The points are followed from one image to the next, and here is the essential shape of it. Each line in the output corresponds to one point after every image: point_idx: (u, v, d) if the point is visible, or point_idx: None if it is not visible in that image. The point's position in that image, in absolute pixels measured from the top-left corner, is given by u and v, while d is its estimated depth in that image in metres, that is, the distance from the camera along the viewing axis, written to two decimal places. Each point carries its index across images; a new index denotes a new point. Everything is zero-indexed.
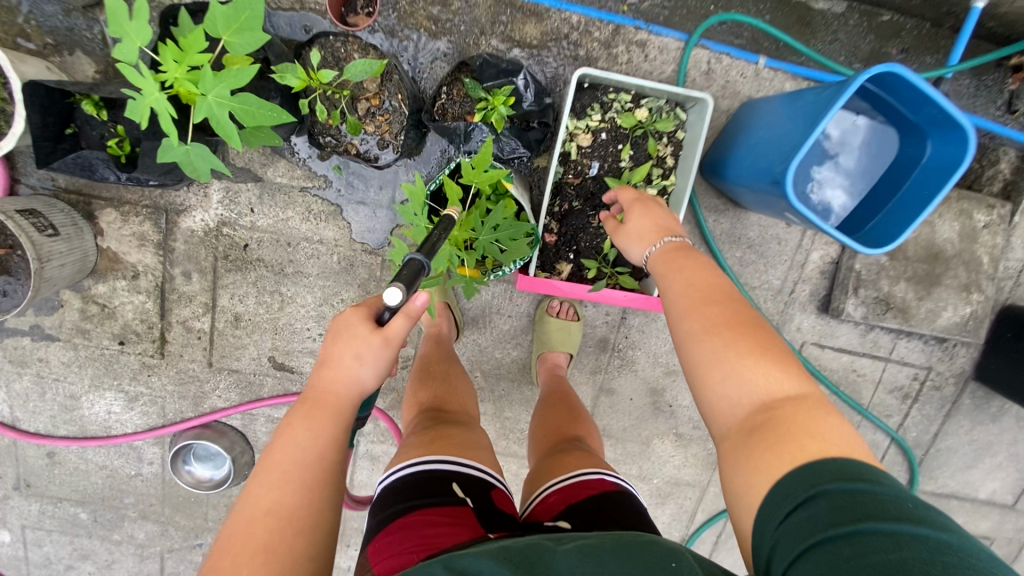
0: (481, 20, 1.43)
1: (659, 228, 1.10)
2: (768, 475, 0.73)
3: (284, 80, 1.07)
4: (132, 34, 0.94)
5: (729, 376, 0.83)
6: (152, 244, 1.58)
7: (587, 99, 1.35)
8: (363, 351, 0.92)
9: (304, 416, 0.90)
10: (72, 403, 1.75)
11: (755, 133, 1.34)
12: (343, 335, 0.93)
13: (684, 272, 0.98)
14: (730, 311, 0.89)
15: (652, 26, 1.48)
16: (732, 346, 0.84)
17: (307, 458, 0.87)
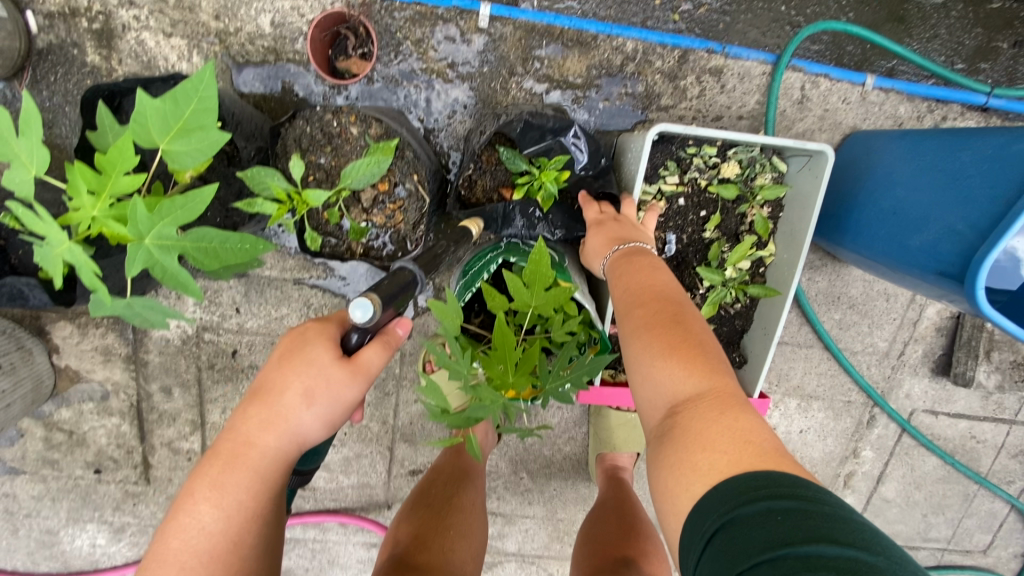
0: (510, 57, 1.13)
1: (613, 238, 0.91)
2: (687, 496, 0.63)
3: (261, 209, 0.83)
4: (25, 159, 0.63)
5: (650, 379, 0.72)
6: (120, 358, 1.29)
7: (660, 156, 1.05)
8: (317, 368, 0.72)
9: (210, 484, 0.70)
10: (49, 539, 1.47)
11: (886, 188, 1.01)
12: (291, 353, 0.74)
13: (627, 274, 0.83)
14: (657, 306, 0.76)
15: (728, 48, 1.15)
16: (652, 345, 0.73)
17: (216, 542, 0.68)
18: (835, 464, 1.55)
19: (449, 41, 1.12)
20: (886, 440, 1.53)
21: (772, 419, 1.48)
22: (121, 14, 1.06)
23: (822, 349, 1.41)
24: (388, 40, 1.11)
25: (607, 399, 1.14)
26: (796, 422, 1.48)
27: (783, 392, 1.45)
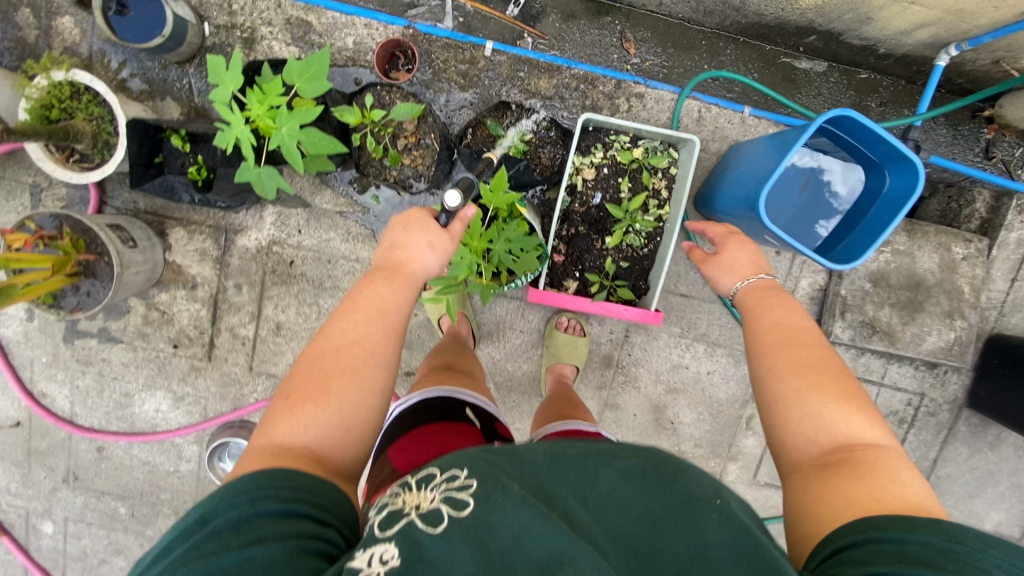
0: (502, 74, 1.71)
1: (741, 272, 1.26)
2: (830, 519, 0.84)
3: (342, 118, 1.29)
4: (228, 81, 1.20)
5: (810, 426, 0.95)
6: (211, 258, 1.82)
7: (592, 140, 1.57)
8: (437, 236, 1.24)
9: (388, 281, 1.17)
10: (125, 400, 1.94)
11: (736, 165, 1.55)
12: (418, 223, 1.25)
13: (776, 317, 1.11)
14: (811, 368, 1.01)
15: (650, 81, 1.73)
16: (823, 394, 0.97)
17: (387, 308, 1.14)
18: (737, 406, 1.94)
19: (464, 63, 1.71)
20: None
21: (684, 360, 1.91)
22: (261, 30, 1.68)
23: (721, 304, 1.87)
24: (425, 58, 1.71)
25: (549, 301, 1.59)
26: (704, 364, 1.91)
27: (693, 337, 1.90)
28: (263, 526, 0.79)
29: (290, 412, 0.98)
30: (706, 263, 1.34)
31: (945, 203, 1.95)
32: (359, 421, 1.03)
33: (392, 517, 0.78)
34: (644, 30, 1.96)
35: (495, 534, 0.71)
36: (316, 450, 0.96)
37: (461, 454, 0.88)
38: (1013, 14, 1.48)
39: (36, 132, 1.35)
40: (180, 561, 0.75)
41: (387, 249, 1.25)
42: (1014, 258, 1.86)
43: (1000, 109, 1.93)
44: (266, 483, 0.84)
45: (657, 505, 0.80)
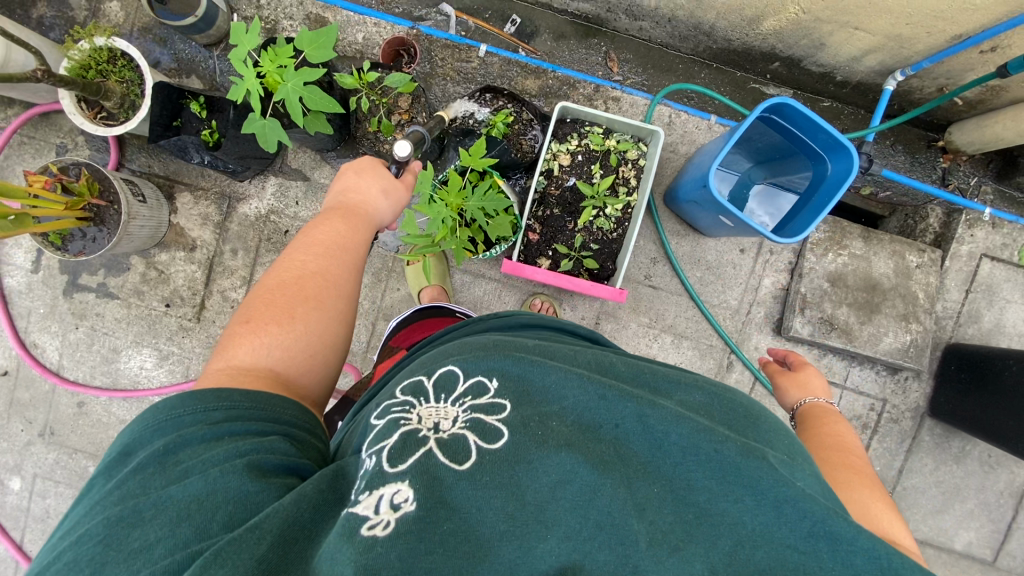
0: (494, 74, 1.93)
1: (808, 389, 1.19)
2: None
3: (341, 80, 1.47)
4: (246, 43, 1.35)
5: (850, 505, 0.87)
6: (213, 223, 1.96)
7: (567, 130, 1.72)
8: (388, 185, 1.24)
9: (342, 217, 1.14)
10: (112, 356, 2.01)
11: (695, 160, 1.71)
12: (370, 171, 1.24)
13: (832, 428, 1.05)
14: (857, 464, 0.95)
15: (625, 88, 1.94)
16: (852, 483, 0.90)
17: (345, 242, 1.11)
18: None
19: (460, 62, 1.92)
20: (743, 384, 1.98)
21: (652, 349, 1.98)
22: (284, 23, 1.93)
23: (688, 297, 1.97)
24: (427, 55, 1.92)
25: (522, 273, 1.63)
26: (671, 355, 1.98)
27: (660, 328, 1.97)
28: (190, 457, 0.71)
29: (249, 337, 0.94)
30: (778, 374, 1.27)
31: (902, 220, 2.12)
32: (318, 346, 1.00)
33: (404, 438, 0.75)
34: (628, 52, 2.09)
35: (519, 465, 0.70)
36: (273, 372, 0.93)
37: (494, 367, 0.82)
38: (947, 39, 1.64)
39: (77, 82, 1.55)
40: (107, 501, 0.68)
41: (336, 194, 1.22)
42: (966, 270, 1.97)
43: (948, 137, 2.07)
44: (193, 406, 0.77)
45: (724, 445, 0.71)
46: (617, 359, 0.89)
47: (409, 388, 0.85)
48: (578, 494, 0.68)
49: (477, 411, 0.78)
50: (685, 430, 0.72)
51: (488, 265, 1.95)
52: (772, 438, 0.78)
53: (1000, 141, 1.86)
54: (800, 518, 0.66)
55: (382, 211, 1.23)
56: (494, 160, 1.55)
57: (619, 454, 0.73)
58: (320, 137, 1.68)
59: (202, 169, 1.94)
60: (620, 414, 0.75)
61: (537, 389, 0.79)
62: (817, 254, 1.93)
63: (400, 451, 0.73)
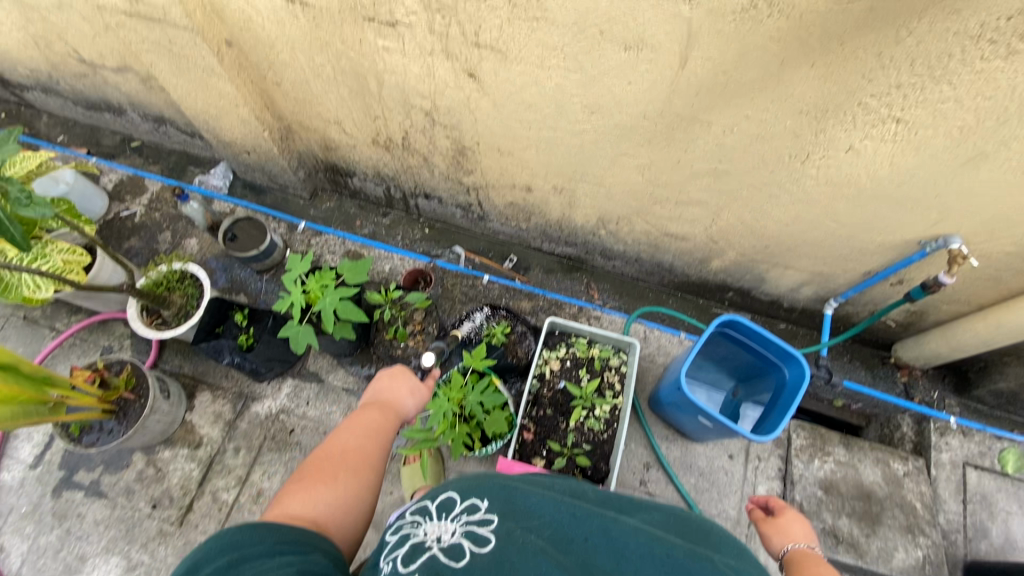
0: (494, 296, 2.30)
1: (789, 534, 1.25)
2: None
3: (369, 296, 1.80)
4: (299, 268, 1.70)
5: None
6: (223, 421, 2.07)
7: (556, 340, 1.99)
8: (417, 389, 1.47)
9: (381, 408, 1.35)
10: (75, 565, 1.87)
11: (670, 367, 1.92)
12: (401, 376, 1.47)
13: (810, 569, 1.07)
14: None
15: (605, 310, 2.29)
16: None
17: (383, 426, 1.30)
18: None
19: (467, 287, 2.32)
20: None
21: None
22: (327, 256, 2.42)
23: (685, 504, 1.94)
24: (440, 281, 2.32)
25: (517, 471, 1.67)
26: None
27: None
28: (251, 569, 0.76)
29: (305, 490, 1.07)
30: (762, 522, 1.33)
31: (880, 429, 2.26)
32: (355, 507, 1.09)
33: (413, 551, 0.78)
34: (605, 283, 2.52)
35: (502, 560, 0.72)
36: (318, 523, 1.01)
37: (484, 492, 0.90)
38: (860, 275, 2.03)
39: (150, 296, 1.89)
40: None
41: (371, 394, 1.43)
42: (954, 478, 1.99)
43: (897, 353, 2.33)
44: (252, 532, 0.83)
45: (675, 550, 0.76)
46: (589, 490, 0.98)
47: (416, 511, 0.92)
48: None
49: (470, 524, 0.82)
50: (642, 539, 0.78)
51: (483, 465, 1.98)
52: (722, 547, 0.82)
53: (939, 355, 2.13)
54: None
55: (406, 411, 1.42)
56: (492, 363, 1.78)
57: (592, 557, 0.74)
58: (342, 343, 1.94)
59: (227, 370, 2.14)
60: (591, 524, 0.81)
61: (519, 508, 0.85)
62: (803, 460, 2.00)
63: (411, 559, 0.76)
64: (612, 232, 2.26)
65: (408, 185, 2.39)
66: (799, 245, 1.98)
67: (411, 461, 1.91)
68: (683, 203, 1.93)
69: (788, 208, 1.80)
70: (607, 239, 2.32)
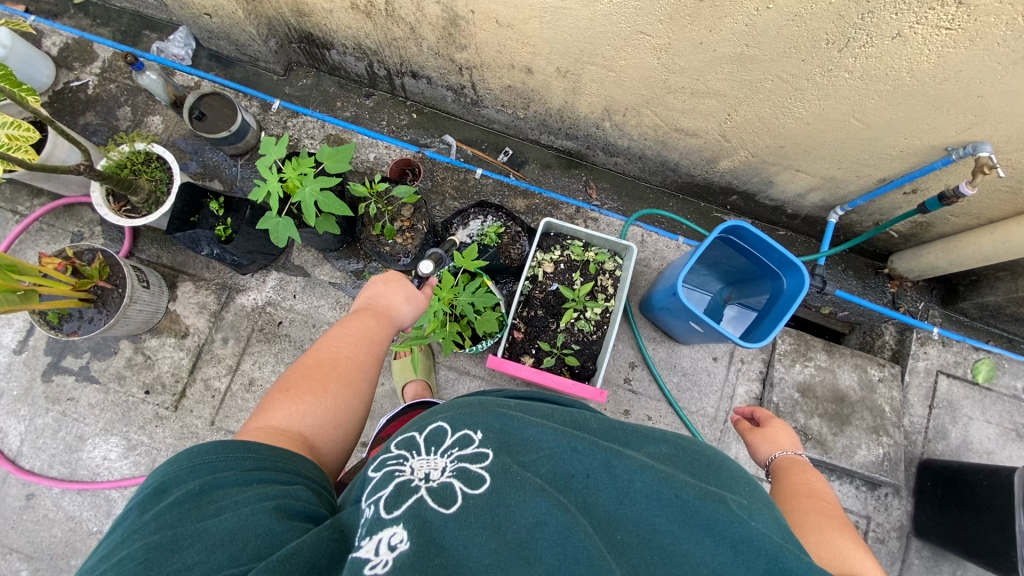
0: (487, 192, 2.17)
1: (777, 442, 1.31)
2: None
3: (353, 188, 1.67)
4: (273, 154, 1.54)
5: (825, 546, 0.95)
6: (209, 312, 2.03)
7: (551, 242, 1.91)
8: (412, 296, 1.39)
9: (373, 315, 1.29)
10: (76, 444, 1.93)
11: (665, 272, 1.87)
12: (396, 282, 1.37)
13: (800, 479, 1.17)
14: (825, 510, 1.05)
15: (603, 210, 2.19)
16: (822, 527, 0.99)
17: (374, 335, 1.25)
18: None
19: (458, 181, 2.18)
20: None
21: None
22: (305, 141, 2.22)
23: (666, 402, 2.01)
24: (429, 174, 2.18)
25: (506, 369, 1.69)
26: None
27: None
28: (224, 497, 0.74)
29: (289, 401, 1.04)
30: (749, 432, 1.38)
31: (861, 336, 2.28)
32: (342, 420, 1.09)
33: (399, 488, 0.77)
34: (604, 182, 2.39)
35: (499, 505, 0.72)
36: (303, 436, 1.01)
37: (479, 422, 0.88)
38: (874, 182, 1.93)
39: (112, 178, 1.73)
40: (142, 529, 0.69)
41: (363, 299, 1.36)
42: (926, 386, 2.08)
43: (892, 265, 2.31)
44: (228, 454, 0.81)
45: (684, 490, 0.75)
46: (592, 418, 0.95)
47: (403, 443, 0.90)
48: (548, 529, 0.68)
49: (463, 460, 0.81)
50: (649, 476, 0.76)
51: (472, 362, 2.01)
52: (731, 485, 0.83)
53: (936, 268, 2.10)
54: (755, 556, 0.68)
55: (398, 322, 1.36)
56: (484, 263, 1.71)
57: (594, 501, 0.75)
58: (326, 237, 1.84)
59: (207, 262, 2.06)
60: (599, 459, 0.79)
61: (515, 441, 0.83)
62: (785, 365, 2.04)
63: (395, 499, 0.75)
64: (616, 125, 2.09)
65: (393, 62, 2.13)
66: (816, 148, 1.85)
67: (401, 356, 1.92)
68: (699, 93, 1.75)
69: (813, 105, 1.64)
70: (610, 133, 2.15)
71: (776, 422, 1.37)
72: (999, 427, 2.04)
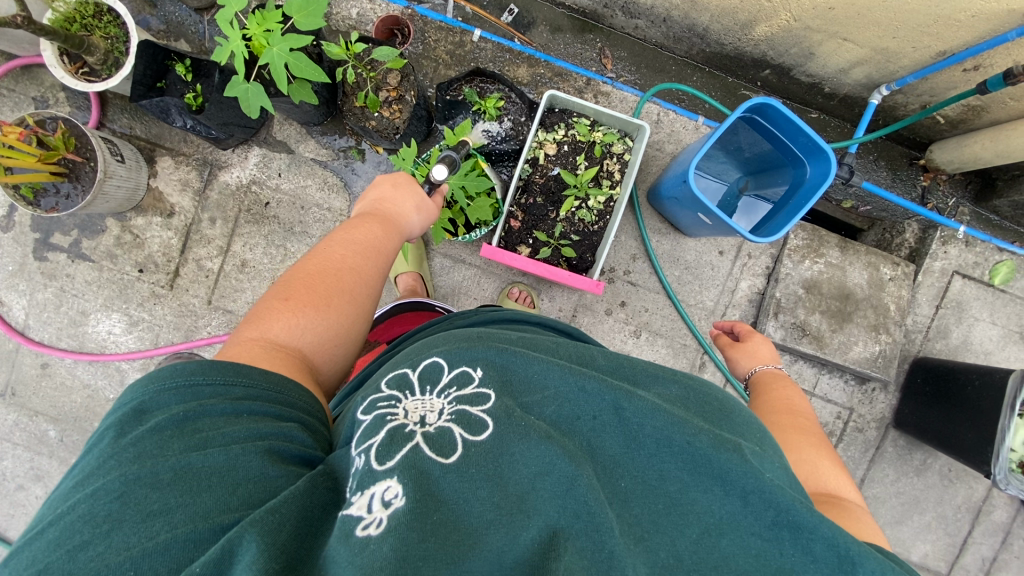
0: (486, 59, 1.93)
1: (758, 356, 1.29)
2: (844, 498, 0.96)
3: (328, 49, 1.46)
4: (233, 4, 1.32)
5: (804, 465, 0.96)
6: (192, 190, 1.94)
7: (555, 119, 1.73)
8: (422, 205, 1.31)
9: (382, 221, 1.22)
10: (80, 319, 1.97)
11: (678, 157, 1.71)
12: (406, 187, 1.31)
13: (781, 394, 1.15)
14: (805, 427, 1.04)
15: (616, 83, 1.95)
16: (801, 444, 0.99)
17: (381, 244, 1.18)
18: None
19: (453, 44, 1.93)
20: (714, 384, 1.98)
21: (627, 346, 1.97)
22: None
23: (666, 295, 1.97)
24: (420, 35, 1.91)
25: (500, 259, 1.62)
26: (645, 352, 1.97)
27: (637, 325, 1.97)
28: (209, 427, 0.74)
29: (289, 313, 0.99)
30: (728, 347, 1.36)
31: (880, 234, 2.15)
32: (343, 338, 1.06)
33: (393, 434, 0.76)
34: (621, 50, 2.09)
35: (502, 454, 0.74)
36: (301, 353, 0.98)
37: (478, 357, 0.85)
38: (932, 56, 1.66)
39: (60, 34, 1.51)
40: (121, 456, 0.69)
41: (370, 201, 1.29)
42: (938, 286, 2.00)
43: (929, 155, 2.11)
44: (215, 378, 0.80)
45: (696, 437, 0.75)
46: (598, 352, 0.93)
47: (395, 382, 0.86)
48: (552, 482, 0.71)
49: (462, 402, 0.80)
50: (659, 419, 0.77)
51: (468, 250, 1.94)
52: (742, 430, 0.84)
53: (977, 160, 1.91)
54: (764, 509, 0.71)
55: (403, 231, 1.28)
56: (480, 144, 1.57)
57: (600, 446, 0.77)
58: (306, 109, 1.67)
59: (184, 135, 1.92)
60: (608, 402, 0.79)
61: (519, 380, 0.83)
62: (794, 260, 1.95)
63: (388, 448, 0.73)
64: None
65: None
66: (873, 11, 1.56)
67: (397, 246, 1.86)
68: None
69: None
70: None
71: (755, 337, 1.33)
72: (1004, 328, 2.01)
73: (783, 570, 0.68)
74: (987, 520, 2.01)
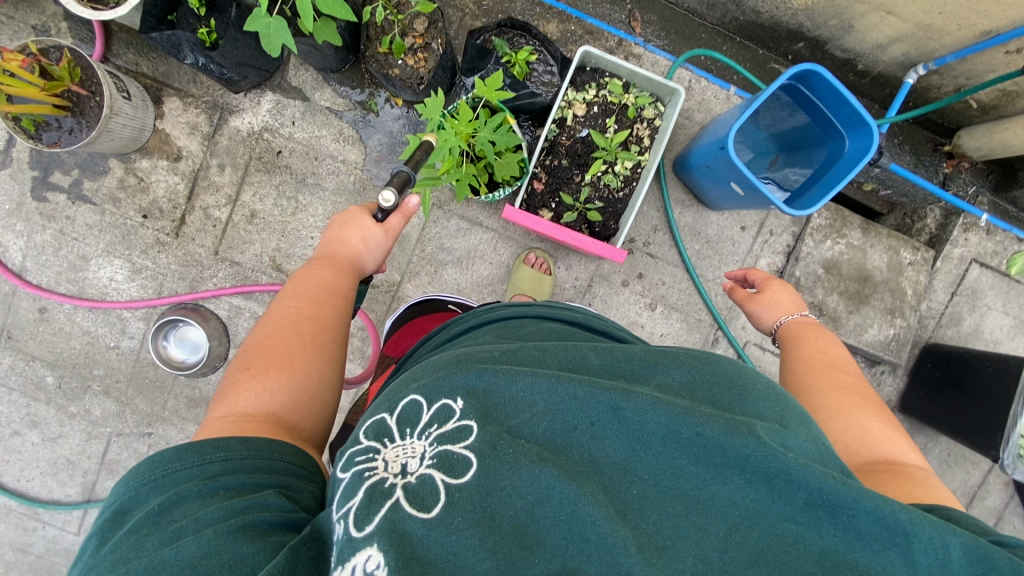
0: (515, 12, 1.85)
1: (781, 308, 1.26)
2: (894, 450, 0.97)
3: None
4: None
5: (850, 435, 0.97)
6: (201, 134, 1.85)
7: (586, 78, 1.66)
8: (371, 236, 1.28)
9: (330, 266, 1.21)
10: (80, 264, 1.90)
11: (712, 126, 1.65)
12: (352, 223, 1.28)
13: (814, 348, 1.13)
14: (847, 384, 1.04)
15: (648, 46, 1.88)
16: (846, 410, 0.99)
17: (334, 288, 1.17)
18: None
19: None
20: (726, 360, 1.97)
21: (642, 318, 1.95)
22: None
23: (684, 269, 1.94)
24: None
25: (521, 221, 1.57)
26: (659, 325, 1.95)
27: (653, 297, 1.95)
28: (184, 515, 0.71)
29: (252, 381, 0.95)
30: (747, 301, 1.33)
31: (900, 218, 2.13)
32: (318, 389, 1.01)
33: (371, 492, 0.70)
34: (653, 12, 2.02)
35: (493, 481, 0.69)
36: (276, 417, 0.93)
37: (457, 386, 0.79)
38: (975, 34, 1.62)
39: None
40: (102, 565, 0.68)
41: (321, 249, 1.27)
42: (955, 273, 2.00)
43: (956, 141, 2.07)
44: (190, 461, 0.76)
45: (706, 427, 0.72)
46: (590, 350, 0.88)
47: (374, 430, 0.80)
48: (555, 510, 0.66)
49: (444, 441, 0.74)
50: (662, 416, 0.73)
51: (486, 212, 1.89)
52: (758, 408, 0.80)
53: (1006, 147, 1.88)
54: (794, 491, 0.68)
55: (359, 269, 1.27)
56: (509, 97, 1.50)
57: (602, 462, 0.72)
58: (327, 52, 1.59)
59: (194, 75, 1.83)
60: (600, 417, 0.74)
61: (502, 403, 0.77)
62: (815, 240, 1.92)
63: (365, 511, 0.68)
64: None
65: None
66: None
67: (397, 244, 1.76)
68: None
69: None
70: None
71: (774, 284, 1.30)
72: (1015, 319, 2.01)
73: (829, 545, 0.66)
74: (981, 505, 2.05)
